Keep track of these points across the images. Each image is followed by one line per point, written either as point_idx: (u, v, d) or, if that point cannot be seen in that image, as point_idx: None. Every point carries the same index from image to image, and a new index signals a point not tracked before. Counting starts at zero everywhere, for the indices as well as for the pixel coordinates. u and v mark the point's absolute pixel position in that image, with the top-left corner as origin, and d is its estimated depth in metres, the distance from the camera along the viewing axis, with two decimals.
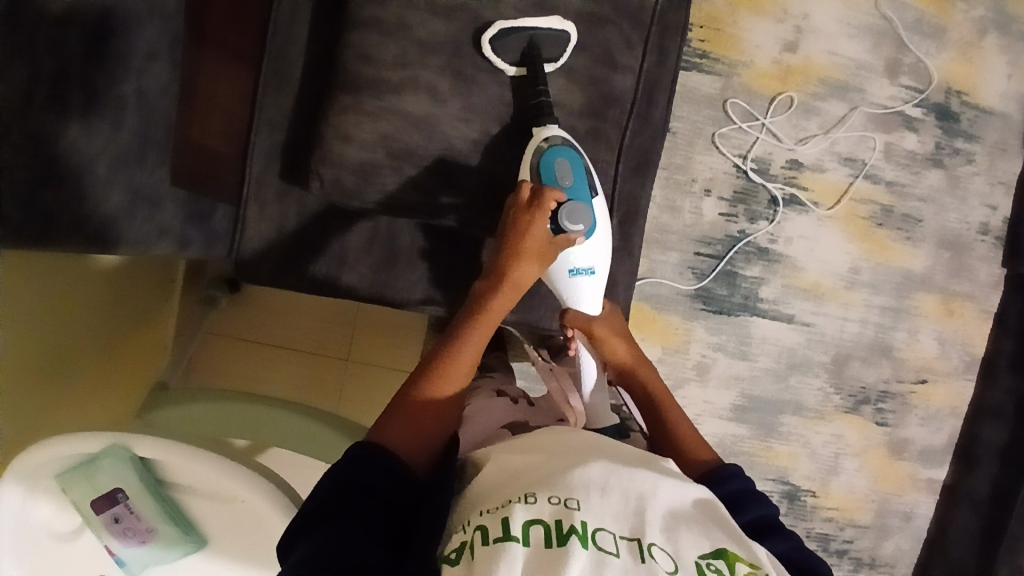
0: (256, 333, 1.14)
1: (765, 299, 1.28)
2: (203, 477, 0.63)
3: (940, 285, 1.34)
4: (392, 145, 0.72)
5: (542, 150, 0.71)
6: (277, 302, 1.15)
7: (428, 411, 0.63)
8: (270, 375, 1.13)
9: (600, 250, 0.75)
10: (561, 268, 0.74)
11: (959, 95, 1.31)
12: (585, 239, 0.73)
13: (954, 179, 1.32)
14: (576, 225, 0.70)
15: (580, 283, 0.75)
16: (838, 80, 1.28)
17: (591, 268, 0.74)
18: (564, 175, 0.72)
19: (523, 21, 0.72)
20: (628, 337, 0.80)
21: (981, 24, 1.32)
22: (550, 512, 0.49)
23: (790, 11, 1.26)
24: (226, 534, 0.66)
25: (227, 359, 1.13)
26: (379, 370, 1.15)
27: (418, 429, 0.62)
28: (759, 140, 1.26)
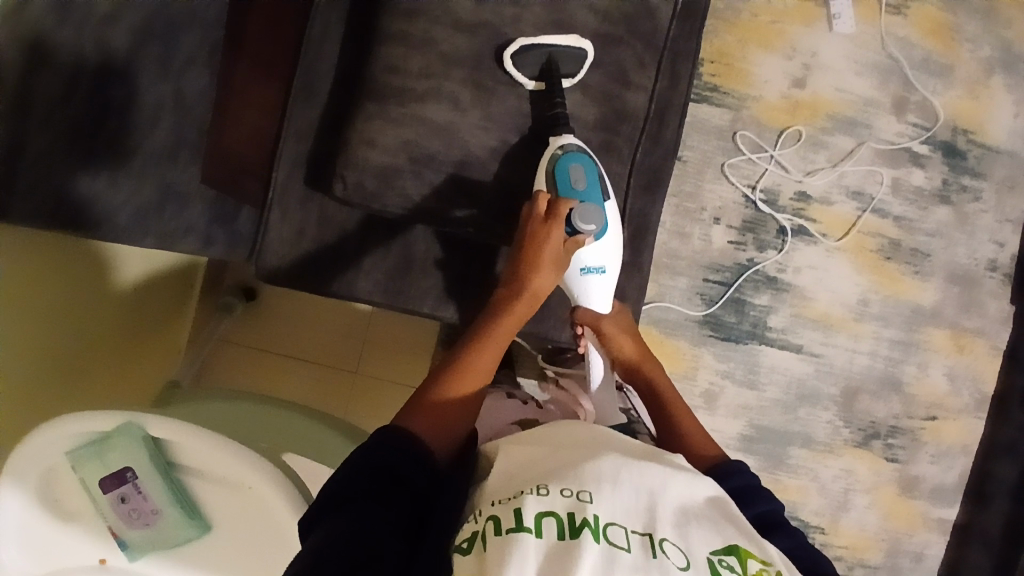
0: (269, 342, 1.16)
1: (773, 328, 1.29)
2: (211, 461, 0.65)
3: (949, 320, 1.34)
4: (414, 151, 0.74)
5: (557, 157, 0.73)
6: (292, 310, 1.17)
7: (451, 407, 0.63)
8: (283, 386, 1.14)
9: (612, 251, 0.77)
10: (573, 269, 0.76)
11: (965, 133, 1.34)
12: (596, 240, 0.75)
13: (962, 215, 1.34)
14: (587, 225, 0.73)
15: (591, 282, 0.77)
16: (846, 115, 1.31)
17: (602, 267, 0.76)
18: (578, 179, 0.74)
19: (542, 38, 0.75)
20: (637, 336, 0.81)
21: (987, 64, 1.36)
22: (562, 505, 0.48)
23: (798, 49, 1.31)
24: (229, 520, 0.67)
25: (238, 366, 1.14)
26: (390, 384, 1.16)
27: (441, 424, 0.62)
28: (767, 171, 1.28)
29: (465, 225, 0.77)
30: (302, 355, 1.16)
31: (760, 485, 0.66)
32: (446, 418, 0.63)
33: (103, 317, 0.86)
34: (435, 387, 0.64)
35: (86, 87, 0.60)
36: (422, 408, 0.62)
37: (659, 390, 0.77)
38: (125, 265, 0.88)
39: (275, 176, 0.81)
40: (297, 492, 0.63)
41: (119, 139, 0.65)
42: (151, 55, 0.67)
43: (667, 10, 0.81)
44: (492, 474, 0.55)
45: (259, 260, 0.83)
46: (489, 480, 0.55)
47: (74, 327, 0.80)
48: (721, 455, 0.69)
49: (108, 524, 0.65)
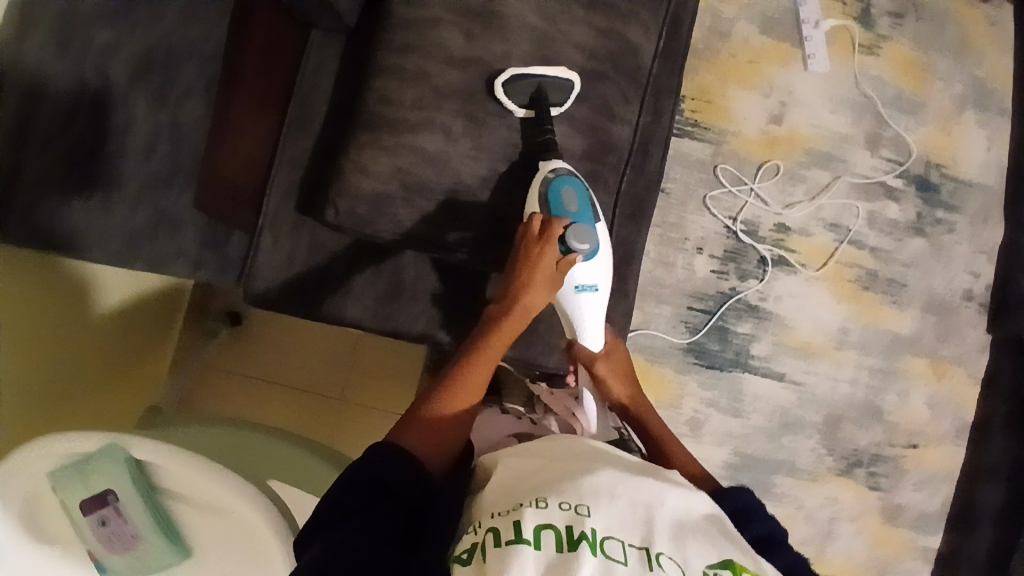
0: (259, 366, 1.16)
1: (756, 355, 1.31)
2: (194, 484, 0.64)
3: (928, 348, 1.37)
4: (405, 179, 0.77)
5: (548, 180, 0.76)
6: (280, 333, 1.17)
7: (444, 423, 0.64)
8: (268, 410, 1.14)
9: (604, 267, 0.78)
10: (568, 287, 0.77)
11: (937, 167, 1.40)
12: (588, 260, 0.77)
13: (937, 246, 1.38)
14: (581, 244, 0.74)
15: (584, 301, 0.78)
16: (822, 150, 1.36)
17: (594, 286, 0.78)
18: (569, 202, 0.76)
19: (531, 69, 0.78)
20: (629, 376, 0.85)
21: (957, 102, 1.42)
22: (561, 518, 0.49)
23: (775, 87, 1.36)
24: (209, 543, 0.67)
25: (222, 389, 1.14)
26: (377, 412, 1.16)
27: (437, 438, 0.63)
28: (748, 203, 1.32)
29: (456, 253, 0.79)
30: (290, 379, 1.16)
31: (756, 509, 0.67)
32: (439, 434, 0.64)
33: (87, 339, 0.86)
34: (431, 402, 0.66)
35: None
36: (418, 422, 0.63)
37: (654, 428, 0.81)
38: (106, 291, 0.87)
39: (266, 204, 0.84)
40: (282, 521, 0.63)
41: None
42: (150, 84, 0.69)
43: (650, 47, 0.85)
44: (493, 486, 0.56)
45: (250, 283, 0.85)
46: (488, 491, 0.56)
47: (57, 349, 0.80)
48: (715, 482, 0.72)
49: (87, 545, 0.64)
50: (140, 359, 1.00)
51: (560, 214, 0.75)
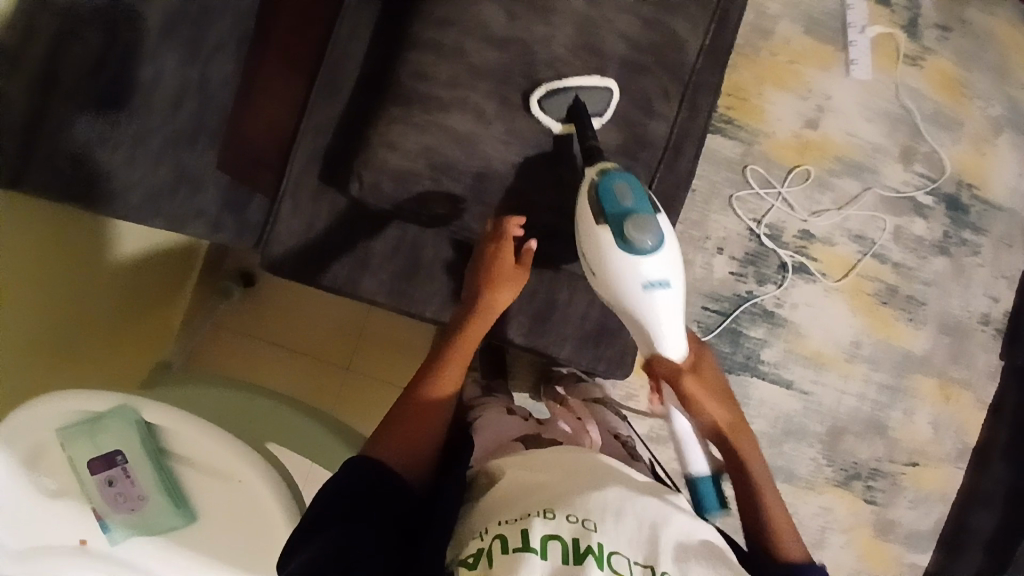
0: (269, 333, 1.16)
1: (766, 361, 1.30)
2: (202, 450, 0.65)
3: (939, 369, 1.36)
4: (434, 159, 0.75)
5: (597, 180, 0.74)
6: (289, 300, 1.17)
7: (418, 427, 0.67)
8: (275, 376, 1.14)
9: (671, 259, 0.74)
10: (636, 288, 0.73)
11: (969, 187, 1.37)
12: (657, 253, 0.73)
13: (959, 267, 1.36)
14: (643, 235, 0.71)
15: (657, 297, 0.73)
16: (854, 160, 1.33)
17: (665, 282, 0.73)
18: (624, 195, 0.73)
19: (567, 81, 0.76)
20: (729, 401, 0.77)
21: (996, 122, 1.39)
22: (568, 530, 0.51)
23: (813, 91, 1.33)
24: (214, 513, 0.67)
25: (230, 351, 1.14)
26: (386, 386, 1.16)
27: (413, 442, 0.66)
28: (773, 207, 1.30)
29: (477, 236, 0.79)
30: (299, 348, 1.16)
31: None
32: (425, 425, 0.67)
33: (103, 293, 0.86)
34: (397, 410, 0.68)
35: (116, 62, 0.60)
36: (391, 433, 0.66)
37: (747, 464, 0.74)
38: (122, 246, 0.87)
39: (290, 168, 0.82)
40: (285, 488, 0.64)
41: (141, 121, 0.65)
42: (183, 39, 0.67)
43: (696, 42, 0.83)
44: (498, 494, 0.58)
45: (269, 254, 0.84)
46: (495, 500, 0.58)
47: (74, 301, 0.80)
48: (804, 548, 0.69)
49: (91, 507, 0.63)
50: (153, 316, 1.01)
51: (615, 213, 0.72)
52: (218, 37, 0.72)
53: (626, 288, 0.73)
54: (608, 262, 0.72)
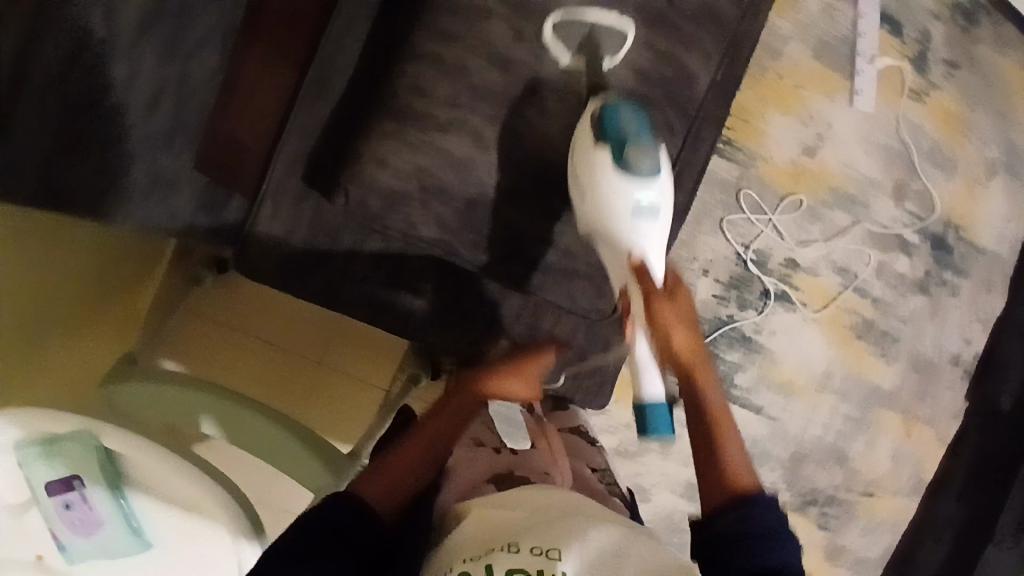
0: (241, 324, 1.13)
1: (739, 385, 1.31)
2: (168, 484, 0.64)
3: (903, 403, 1.38)
4: (426, 180, 0.73)
5: (601, 105, 0.72)
6: (261, 297, 1.14)
7: (402, 472, 0.64)
8: (240, 372, 1.12)
9: (665, 195, 0.72)
10: (624, 214, 0.70)
11: (955, 229, 1.37)
12: (648, 179, 0.70)
13: (936, 306, 1.37)
14: (640, 163, 0.70)
15: (643, 224, 0.70)
16: (847, 191, 1.33)
17: (654, 207, 0.70)
18: (626, 122, 0.71)
19: (582, 13, 0.74)
20: (693, 326, 0.67)
21: (990, 165, 1.39)
22: (531, 563, 0.50)
23: (815, 117, 1.31)
24: (175, 546, 0.64)
25: (196, 340, 1.11)
26: (360, 391, 1.16)
27: (393, 486, 0.63)
28: (763, 233, 1.29)
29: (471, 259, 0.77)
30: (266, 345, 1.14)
31: (779, 537, 0.55)
32: (406, 470, 0.65)
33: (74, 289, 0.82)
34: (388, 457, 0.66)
35: (89, 61, 0.56)
36: (377, 474, 0.63)
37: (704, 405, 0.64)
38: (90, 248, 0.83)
39: (271, 170, 0.78)
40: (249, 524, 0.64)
41: (112, 123, 0.61)
42: (162, 37, 0.63)
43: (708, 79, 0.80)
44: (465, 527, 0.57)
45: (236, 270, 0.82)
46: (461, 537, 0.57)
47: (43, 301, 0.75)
48: (759, 491, 0.58)
49: (48, 526, 0.62)
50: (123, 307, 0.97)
51: (617, 134, 0.70)
52: (198, 33, 0.68)
53: (608, 203, 0.70)
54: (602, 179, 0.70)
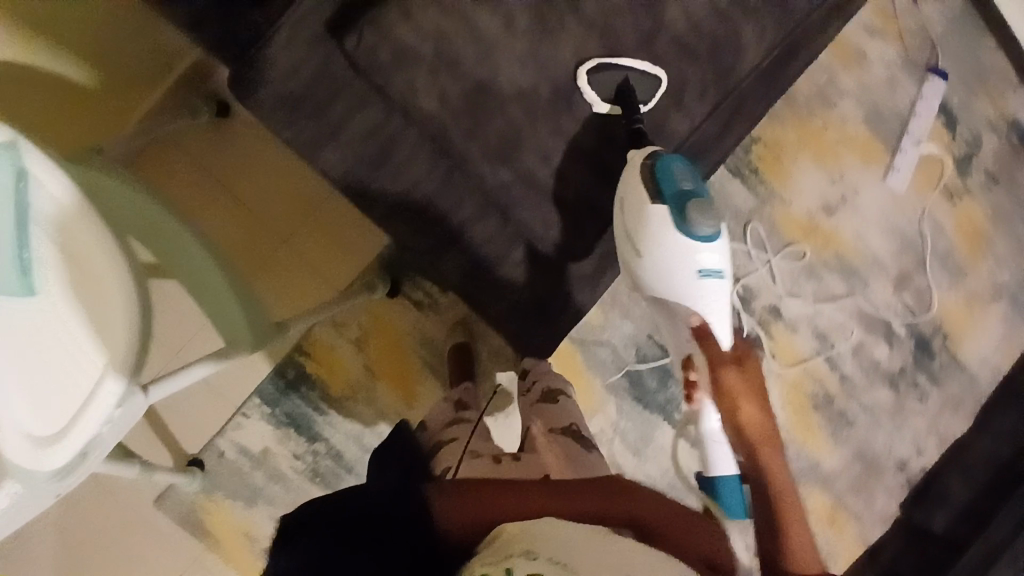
0: (222, 176, 1.16)
1: (683, 413, 1.26)
2: (78, 242, 0.65)
3: (837, 491, 1.28)
4: (442, 47, 0.72)
5: (653, 159, 0.78)
6: (256, 158, 1.17)
7: (481, 495, 0.58)
8: (215, 221, 1.15)
9: (721, 246, 0.84)
10: (690, 278, 0.83)
11: (944, 337, 1.32)
12: (711, 243, 0.83)
13: (899, 407, 1.30)
14: (708, 223, 0.81)
15: (709, 285, 0.84)
16: (852, 263, 1.30)
17: (720, 272, 0.84)
18: (683, 177, 0.80)
19: (620, 62, 0.78)
20: (761, 404, 0.82)
21: (998, 288, 1.34)
22: None
23: (845, 179, 1.30)
24: (53, 308, 0.65)
25: (181, 178, 1.15)
26: (320, 280, 1.16)
27: (471, 513, 0.57)
28: (757, 271, 1.27)
29: (477, 167, 0.76)
30: (248, 204, 1.16)
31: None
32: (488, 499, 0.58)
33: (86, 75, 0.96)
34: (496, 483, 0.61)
35: None
36: (462, 491, 0.58)
37: (767, 482, 0.78)
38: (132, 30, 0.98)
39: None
40: (138, 307, 0.65)
41: None
42: None
43: (761, 50, 0.85)
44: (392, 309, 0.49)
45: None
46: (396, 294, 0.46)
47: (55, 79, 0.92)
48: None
49: None
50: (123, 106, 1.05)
51: (675, 195, 0.80)
52: None
53: (687, 283, 0.83)
54: (660, 255, 0.82)
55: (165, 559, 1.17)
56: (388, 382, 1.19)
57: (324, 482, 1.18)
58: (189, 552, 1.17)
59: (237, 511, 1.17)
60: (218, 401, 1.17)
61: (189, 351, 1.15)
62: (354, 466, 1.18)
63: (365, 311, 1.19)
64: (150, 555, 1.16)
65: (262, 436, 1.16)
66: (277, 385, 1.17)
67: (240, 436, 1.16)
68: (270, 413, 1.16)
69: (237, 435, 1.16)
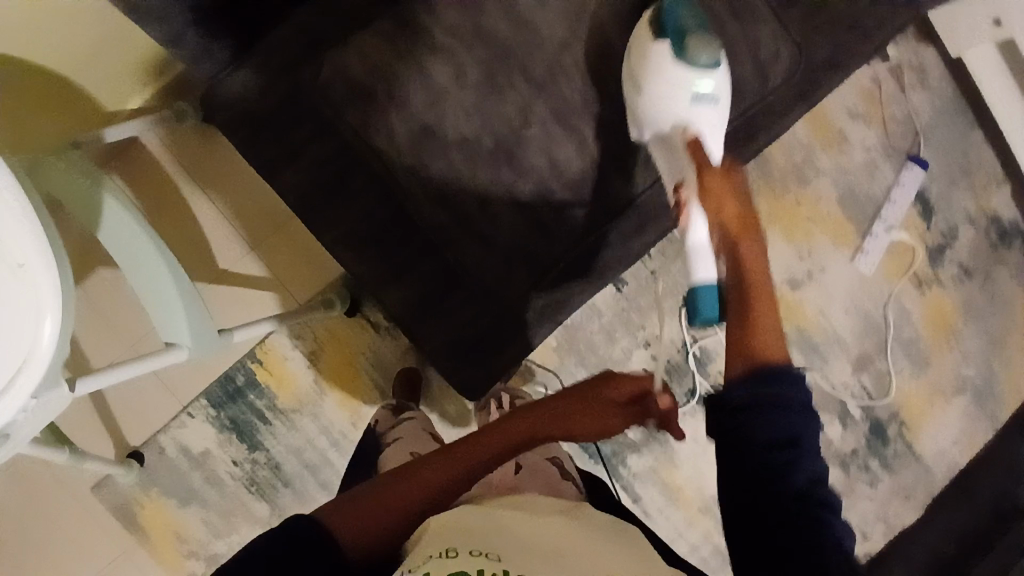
0: (195, 179, 1.19)
1: (628, 467, 1.25)
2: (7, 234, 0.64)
3: None
4: (393, 90, 0.76)
5: (658, 9, 0.78)
6: (231, 170, 1.20)
7: (380, 506, 0.65)
8: (177, 220, 1.18)
9: (722, 82, 0.78)
10: (683, 105, 0.77)
11: (901, 424, 1.31)
12: (712, 74, 0.77)
13: (849, 490, 1.29)
14: (706, 54, 0.76)
15: (700, 111, 0.78)
16: (813, 339, 1.30)
17: (714, 98, 0.78)
18: (687, 19, 0.77)
19: None
20: (744, 202, 0.71)
21: (962, 381, 1.34)
22: None
23: (814, 256, 1.31)
24: None
25: (150, 175, 1.18)
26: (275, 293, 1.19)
27: (360, 520, 0.63)
28: (716, 335, 1.27)
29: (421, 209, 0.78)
30: (214, 209, 1.19)
31: (799, 445, 0.56)
32: (391, 505, 0.65)
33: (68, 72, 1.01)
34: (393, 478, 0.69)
35: None
36: (343, 508, 0.64)
37: (745, 276, 0.67)
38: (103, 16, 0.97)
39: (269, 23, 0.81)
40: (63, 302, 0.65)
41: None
42: None
43: None
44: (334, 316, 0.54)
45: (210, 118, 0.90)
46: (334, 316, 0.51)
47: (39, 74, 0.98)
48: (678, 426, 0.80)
49: None
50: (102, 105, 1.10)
51: (677, 29, 0.77)
52: None
53: (680, 108, 0.77)
54: (662, 78, 0.76)
55: (96, 548, 1.17)
56: (335, 399, 1.20)
57: (259, 493, 1.18)
58: (119, 543, 1.18)
59: (171, 509, 1.18)
60: (165, 397, 1.19)
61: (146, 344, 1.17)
62: (291, 480, 1.19)
63: (323, 326, 1.21)
64: (82, 543, 1.17)
65: (204, 438, 1.18)
66: (224, 389, 1.18)
67: (183, 436, 1.18)
68: (215, 416, 1.18)
69: (180, 434, 1.17)
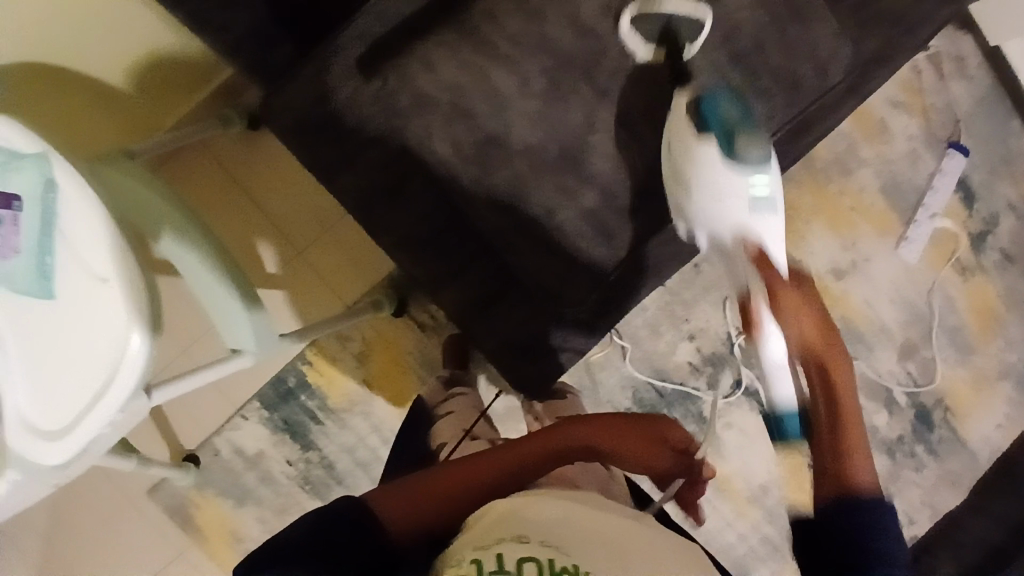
0: (245, 182, 1.21)
1: None
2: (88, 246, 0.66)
3: None
4: (458, 101, 0.77)
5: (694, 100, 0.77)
6: (280, 172, 1.22)
7: (444, 489, 0.69)
8: (230, 222, 1.21)
9: (776, 183, 0.78)
10: (743, 213, 0.76)
11: (946, 410, 1.31)
12: (765, 172, 0.77)
13: (895, 477, 1.29)
14: (751, 153, 0.76)
15: (760, 214, 0.77)
16: (858, 329, 1.30)
17: (769, 198, 0.77)
18: (728, 111, 0.76)
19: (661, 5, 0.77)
20: (823, 321, 0.72)
21: (1007, 368, 1.33)
22: None
23: (857, 245, 1.31)
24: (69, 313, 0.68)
25: (201, 179, 1.21)
26: (327, 292, 1.21)
27: (415, 505, 0.67)
28: None
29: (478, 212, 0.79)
30: (264, 211, 1.22)
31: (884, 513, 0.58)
32: (449, 493, 0.69)
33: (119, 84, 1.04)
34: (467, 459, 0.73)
35: None
36: (405, 491, 0.69)
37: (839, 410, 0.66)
38: (150, 25, 0.98)
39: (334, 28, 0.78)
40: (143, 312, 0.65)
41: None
42: None
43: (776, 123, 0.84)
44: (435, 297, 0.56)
45: None
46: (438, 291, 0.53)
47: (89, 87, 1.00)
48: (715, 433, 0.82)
49: None
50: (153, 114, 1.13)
51: (720, 123, 0.76)
52: None
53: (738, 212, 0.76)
54: (717, 176, 0.76)
55: (155, 546, 1.21)
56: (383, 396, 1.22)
57: (312, 490, 1.21)
58: (177, 542, 1.21)
59: (225, 508, 1.21)
60: (219, 400, 1.21)
61: (200, 347, 1.20)
62: (343, 478, 1.21)
63: (371, 326, 1.23)
64: (141, 541, 1.21)
65: (258, 438, 1.21)
66: (276, 390, 1.21)
67: (237, 437, 1.20)
68: (268, 416, 1.20)
69: (234, 435, 1.20)
